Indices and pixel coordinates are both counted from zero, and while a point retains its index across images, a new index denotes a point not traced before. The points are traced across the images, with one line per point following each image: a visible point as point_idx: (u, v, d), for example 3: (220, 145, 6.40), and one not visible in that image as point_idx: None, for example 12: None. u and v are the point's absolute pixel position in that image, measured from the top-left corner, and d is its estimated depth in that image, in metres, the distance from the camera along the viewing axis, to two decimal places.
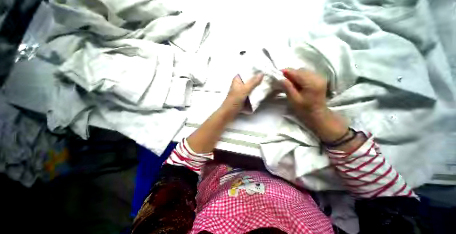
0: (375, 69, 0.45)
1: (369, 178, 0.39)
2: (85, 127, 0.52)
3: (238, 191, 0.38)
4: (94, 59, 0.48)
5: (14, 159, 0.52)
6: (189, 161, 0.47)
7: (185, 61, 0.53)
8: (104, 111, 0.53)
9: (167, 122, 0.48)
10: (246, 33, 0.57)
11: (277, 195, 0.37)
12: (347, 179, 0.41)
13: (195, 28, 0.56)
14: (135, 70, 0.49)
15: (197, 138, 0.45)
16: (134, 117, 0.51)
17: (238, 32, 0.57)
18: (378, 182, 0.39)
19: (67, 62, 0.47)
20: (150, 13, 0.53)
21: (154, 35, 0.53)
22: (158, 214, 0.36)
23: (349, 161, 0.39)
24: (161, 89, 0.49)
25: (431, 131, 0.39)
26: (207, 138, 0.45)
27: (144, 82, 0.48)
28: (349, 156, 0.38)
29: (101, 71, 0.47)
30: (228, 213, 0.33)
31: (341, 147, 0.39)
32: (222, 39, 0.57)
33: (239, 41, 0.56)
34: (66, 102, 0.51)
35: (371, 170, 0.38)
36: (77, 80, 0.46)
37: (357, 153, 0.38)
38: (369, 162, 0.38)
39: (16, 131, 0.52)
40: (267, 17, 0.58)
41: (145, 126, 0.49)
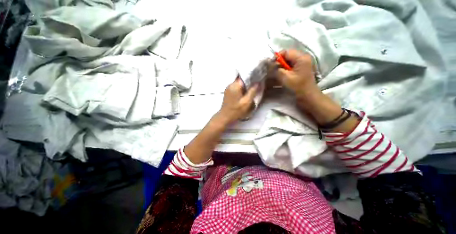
0: (355, 45, 0.43)
1: (370, 155, 0.38)
2: (82, 149, 0.52)
3: (237, 189, 0.38)
4: (78, 84, 0.49)
5: (22, 191, 0.53)
6: (189, 172, 0.47)
7: (167, 67, 0.53)
8: (96, 132, 0.53)
9: (160, 133, 0.49)
10: (222, 32, 0.56)
11: (275, 187, 0.37)
12: (347, 159, 0.40)
13: (171, 34, 0.56)
14: (120, 89, 0.49)
15: (194, 142, 0.44)
16: (127, 132, 0.51)
17: (215, 33, 0.56)
18: (378, 157, 0.38)
19: (51, 91, 0.47)
20: (123, 28, 0.53)
21: (131, 49, 0.53)
22: (157, 223, 0.41)
23: (347, 142, 0.37)
24: (147, 101, 0.49)
25: (425, 99, 0.40)
26: (204, 138, 0.44)
27: (130, 97, 0.48)
28: (344, 138, 0.37)
29: (88, 93, 0.47)
30: (226, 213, 0.33)
31: (337, 130, 0.38)
32: (199, 42, 0.56)
33: (218, 43, 0.55)
34: (59, 127, 0.51)
35: (371, 147, 0.37)
36: (65, 106, 0.47)
37: (354, 134, 0.36)
38: (368, 140, 0.37)
39: (20, 164, 0.54)
40: (241, 11, 0.57)
41: (139, 140, 0.50)
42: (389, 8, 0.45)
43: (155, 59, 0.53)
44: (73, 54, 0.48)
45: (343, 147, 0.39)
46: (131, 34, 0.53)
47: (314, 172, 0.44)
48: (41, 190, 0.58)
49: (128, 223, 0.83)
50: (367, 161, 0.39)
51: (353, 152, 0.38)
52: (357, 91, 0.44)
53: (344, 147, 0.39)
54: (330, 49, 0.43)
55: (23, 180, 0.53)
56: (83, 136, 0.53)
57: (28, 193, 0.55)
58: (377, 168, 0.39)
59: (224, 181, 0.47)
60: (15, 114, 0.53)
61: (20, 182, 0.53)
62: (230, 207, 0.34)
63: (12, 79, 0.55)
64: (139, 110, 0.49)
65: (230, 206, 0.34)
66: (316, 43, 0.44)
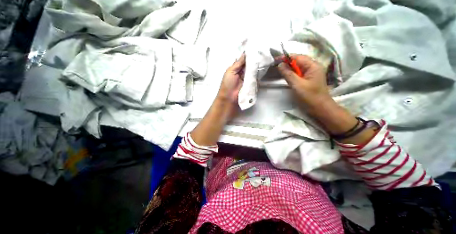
0: (387, 45, 0.41)
1: (386, 169, 0.37)
2: (97, 126, 0.53)
3: (244, 183, 0.39)
4: (96, 62, 0.49)
5: (37, 161, 0.55)
6: (193, 154, 0.47)
7: (183, 54, 0.52)
8: (112, 110, 0.54)
9: (171, 119, 0.49)
10: (243, 21, 0.54)
11: (284, 186, 0.37)
12: (361, 170, 0.39)
13: (190, 19, 0.54)
14: (134, 71, 0.49)
15: (200, 128, 0.45)
16: (141, 114, 0.51)
17: (236, 21, 0.54)
18: (394, 173, 0.37)
19: (70, 66, 0.47)
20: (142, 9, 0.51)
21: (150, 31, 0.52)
22: (163, 205, 0.43)
23: (361, 154, 0.37)
24: (162, 85, 0.49)
25: (452, 115, 0.39)
26: (208, 127, 0.45)
27: (143, 80, 0.48)
28: (359, 150, 0.36)
29: (106, 72, 0.47)
30: (235, 204, 0.33)
31: (351, 142, 0.37)
32: (219, 30, 0.55)
33: (238, 32, 0.53)
34: (75, 102, 0.51)
35: (388, 161, 0.36)
36: (82, 83, 0.47)
37: (369, 146, 0.36)
38: (394, 154, 0.36)
39: (36, 134, 0.55)
40: (264, 1, 0.55)
41: (151, 123, 0.50)
42: (424, 9, 0.42)
43: (172, 44, 0.53)
44: (92, 30, 0.48)
45: (358, 160, 0.38)
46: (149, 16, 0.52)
47: (324, 177, 0.44)
48: (54, 161, 0.59)
49: (129, 198, 0.89)
50: (382, 176, 0.38)
51: (368, 165, 0.37)
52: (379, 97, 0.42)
53: (359, 160, 0.38)
54: (356, 53, 0.40)
55: (38, 151, 0.55)
56: (98, 114, 0.54)
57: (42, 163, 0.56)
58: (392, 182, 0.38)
59: (230, 172, 0.47)
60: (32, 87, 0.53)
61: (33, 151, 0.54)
62: (238, 200, 0.34)
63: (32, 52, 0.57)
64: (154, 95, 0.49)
65: (238, 199, 0.34)
66: (340, 45, 0.42)
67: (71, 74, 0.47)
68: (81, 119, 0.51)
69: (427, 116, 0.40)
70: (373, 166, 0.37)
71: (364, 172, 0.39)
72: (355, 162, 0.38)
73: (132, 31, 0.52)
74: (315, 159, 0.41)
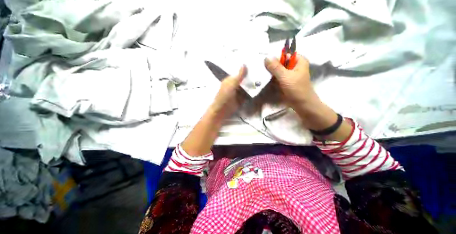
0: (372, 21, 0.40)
1: (365, 160, 0.37)
2: (78, 152, 0.51)
3: (238, 181, 0.38)
4: (26, 77, 0.46)
5: (22, 199, 0.55)
6: (187, 167, 0.44)
7: (161, 59, 0.47)
8: (91, 133, 0.50)
9: (138, 137, 0.47)
10: (214, 18, 0.49)
11: (309, 191, 0.33)
12: (342, 164, 0.40)
13: (154, 27, 0.49)
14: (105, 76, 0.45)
15: (192, 142, 0.42)
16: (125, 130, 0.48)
17: (210, 18, 0.49)
18: (384, 163, 0.36)
19: (30, 70, 0.46)
20: (114, 18, 0.47)
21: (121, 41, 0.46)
22: (170, 206, 0.37)
23: (343, 150, 0.38)
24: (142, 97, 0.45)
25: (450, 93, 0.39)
26: (199, 142, 0.42)
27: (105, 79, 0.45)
28: (341, 146, 0.37)
29: (75, 93, 0.44)
30: (223, 206, 0.32)
31: (337, 138, 0.37)
32: (200, 28, 0.49)
33: (211, 25, 0.49)
34: (52, 132, 0.50)
35: (365, 153, 0.36)
36: (56, 108, 0.44)
37: (351, 141, 0.36)
38: (362, 147, 0.36)
39: (16, 173, 0.54)
40: None
41: None
42: None
43: (146, 53, 0.47)
44: (59, 52, 0.44)
45: (339, 155, 0.39)
46: (117, 26, 0.47)
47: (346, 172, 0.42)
48: (40, 197, 0.59)
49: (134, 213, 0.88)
50: (362, 157, 0.37)
51: (350, 158, 0.38)
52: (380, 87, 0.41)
53: (340, 155, 0.39)
54: (357, 43, 0.43)
55: (21, 189, 0.54)
56: (78, 139, 0.52)
57: (28, 200, 0.56)
58: (369, 171, 0.37)
59: (227, 172, 0.46)
60: (22, 117, 0.50)
61: (17, 191, 0.53)
62: (231, 199, 0.33)
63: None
64: (135, 107, 0.45)
65: (233, 197, 0.33)
66: (345, 44, 0.43)
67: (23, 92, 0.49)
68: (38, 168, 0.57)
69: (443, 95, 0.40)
70: (361, 162, 0.37)
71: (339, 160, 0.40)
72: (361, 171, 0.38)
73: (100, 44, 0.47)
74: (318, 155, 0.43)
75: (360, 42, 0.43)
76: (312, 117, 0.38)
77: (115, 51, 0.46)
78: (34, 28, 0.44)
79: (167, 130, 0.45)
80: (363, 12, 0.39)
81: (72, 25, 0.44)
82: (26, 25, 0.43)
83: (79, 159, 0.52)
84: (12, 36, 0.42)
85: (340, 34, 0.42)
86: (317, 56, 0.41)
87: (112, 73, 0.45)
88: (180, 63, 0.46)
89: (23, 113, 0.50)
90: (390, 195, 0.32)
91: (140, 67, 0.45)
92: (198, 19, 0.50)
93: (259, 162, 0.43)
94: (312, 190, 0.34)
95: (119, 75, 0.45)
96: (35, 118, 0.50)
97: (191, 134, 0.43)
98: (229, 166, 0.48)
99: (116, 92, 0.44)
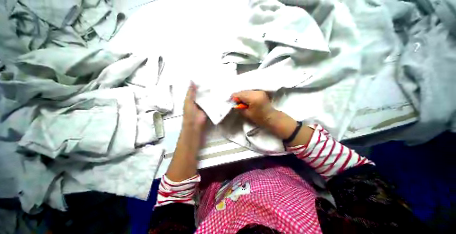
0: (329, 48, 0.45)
1: (331, 159, 0.40)
2: (61, 197, 0.49)
3: (226, 202, 0.38)
4: (14, 121, 0.48)
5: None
6: (175, 196, 0.44)
7: (147, 94, 0.50)
8: (76, 173, 0.50)
9: (126, 171, 0.47)
10: (192, 53, 0.54)
11: (296, 197, 0.33)
12: (315, 166, 0.43)
13: (140, 67, 0.53)
14: (94, 114, 0.47)
15: (174, 171, 0.42)
16: (111, 167, 0.47)
17: (189, 54, 0.54)
18: (348, 159, 0.40)
19: (19, 115, 0.48)
20: (101, 63, 0.51)
21: (109, 80, 0.50)
22: None
23: (309, 152, 0.41)
24: (127, 130, 0.46)
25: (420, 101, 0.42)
26: (181, 170, 0.41)
27: (98, 115, 0.47)
28: (307, 148, 0.40)
29: (62, 133, 0.46)
30: (215, 229, 0.32)
31: (302, 142, 0.40)
32: (182, 63, 0.54)
33: (190, 59, 0.53)
34: (35, 176, 0.49)
35: (328, 153, 0.40)
36: (42, 149, 0.45)
37: (313, 143, 0.40)
38: (323, 147, 0.40)
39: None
40: (218, 25, 0.56)
41: (124, 174, 0.47)
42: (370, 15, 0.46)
43: (134, 89, 0.50)
44: (50, 95, 0.47)
45: (311, 158, 0.41)
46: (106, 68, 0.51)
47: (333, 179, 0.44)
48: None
49: None
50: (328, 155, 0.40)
51: (319, 159, 0.41)
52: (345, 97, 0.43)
53: (312, 157, 0.41)
54: (307, 68, 0.46)
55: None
56: (61, 183, 0.50)
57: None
58: (338, 168, 0.41)
59: (218, 195, 0.45)
60: (4, 162, 0.50)
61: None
62: (220, 221, 0.33)
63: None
64: (121, 140, 0.46)
65: (222, 219, 0.33)
66: (298, 70, 0.46)
67: (7, 137, 0.50)
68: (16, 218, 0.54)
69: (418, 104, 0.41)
70: (329, 160, 0.41)
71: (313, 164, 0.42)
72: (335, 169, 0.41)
73: (89, 85, 0.50)
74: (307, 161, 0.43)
75: (308, 67, 0.46)
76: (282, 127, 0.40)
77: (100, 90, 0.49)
78: (27, 75, 0.47)
79: (155, 161, 0.45)
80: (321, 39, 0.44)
81: (62, 71, 0.48)
82: (19, 72, 0.47)
83: (60, 205, 0.50)
84: (4, 83, 0.45)
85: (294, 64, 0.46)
86: (271, 84, 0.43)
87: (98, 110, 0.47)
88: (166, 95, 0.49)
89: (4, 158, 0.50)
90: (364, 190, 0.34)
91: (125, 101, 0.48)
92: (178, 56, 0.54)
93: (247, 178, 0.44)
94: (297, 195, 0.34)
95: (105, 111, 0.47)
96: (17, 163, 0.50)
97: (171, 164, 0.42)
98: (221, 187, 0.48)
99: (102, 127, 0.46)
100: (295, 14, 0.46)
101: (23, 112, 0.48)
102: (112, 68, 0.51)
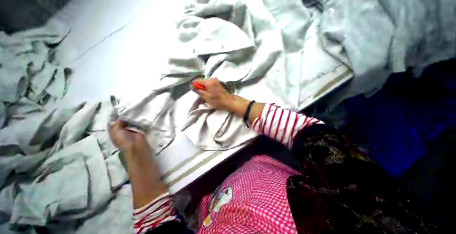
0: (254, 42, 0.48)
1: (285, 124, 0.40)
2: None
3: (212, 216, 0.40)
4: None
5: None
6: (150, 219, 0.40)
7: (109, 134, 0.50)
8: None
9: (115, 215, 0.47)
10: (141, 76, 0.55)
11: (270, 188, 0.35)
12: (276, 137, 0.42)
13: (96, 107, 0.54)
14: (66, 172, 0.48)
15: (140, 194, 0.43)
16: (100, 216, 0.48)
17: (138, 78, 0.55)
18: (296, 121, 0.39)
19: None
20: (59, 121, 0.52)
21: (70, 135, 0.51)
22: None
23: (265, 122, 0.41)
24: (101, 176, 0.47)
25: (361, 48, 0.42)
26: (142, 191, 0.43)
27: (70, 173, 0.47)
28: (261, 118, 0.41)
29: (44, 200, 0.46)
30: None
31: (257, 113, 0.43)
32: (134, 88, 0.54)
33: (140, 82, 0.54)
34: None
35: (279, 119, 0.40)
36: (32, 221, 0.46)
37: (265, 113, 0.41)
38: (273, 116, 0.40)
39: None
40: (156, 43, 0.58)
41: (114, 219, 0.47)
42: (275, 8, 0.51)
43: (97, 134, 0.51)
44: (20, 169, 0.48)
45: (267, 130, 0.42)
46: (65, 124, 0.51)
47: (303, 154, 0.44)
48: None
49: None
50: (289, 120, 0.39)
51: (275, 128, 0.41)
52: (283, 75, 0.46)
53: (269, 130, 0.41)
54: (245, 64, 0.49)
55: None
56: None
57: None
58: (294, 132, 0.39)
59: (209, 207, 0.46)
60: None
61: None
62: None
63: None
64: (98, 188, 0.46)
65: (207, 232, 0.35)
66: (239, 68, 0.49)
67: None
68: None
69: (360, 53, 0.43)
70: (291, 123, 0.39)
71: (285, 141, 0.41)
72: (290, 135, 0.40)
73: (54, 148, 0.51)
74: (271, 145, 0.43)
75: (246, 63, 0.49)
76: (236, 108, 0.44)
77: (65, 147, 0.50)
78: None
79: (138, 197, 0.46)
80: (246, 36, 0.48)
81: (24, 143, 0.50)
82: None
83: None
84: None
85: (233, 63, 0.49)
86: (229, 76, 0.47)
87: (68, 168, 0.48)
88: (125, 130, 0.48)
89: None
90: (318, 151, 0.32)
91: (90, 150, 0.49)
92: (129, 83, 0.55)
93: (229, 181, 0.47)
94: (270, 185, 0.36)
95: (74, 166, 0.48)
96: None
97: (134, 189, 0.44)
98: (211, 198, 0.49)
99: (77, 182, 0.46)
100: (215, 25, 0.50)
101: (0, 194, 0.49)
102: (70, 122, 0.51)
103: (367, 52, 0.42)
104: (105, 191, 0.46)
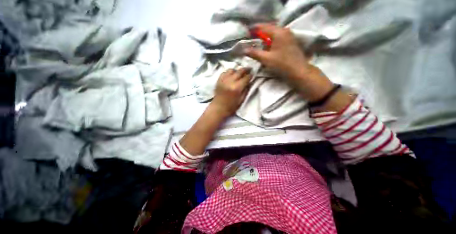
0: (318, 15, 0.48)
1: (362, 126, 0.43)
2: (91, 161, 0.56)
3: (233, 181, 0.44)
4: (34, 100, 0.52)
5: (47, 204, 0.51)
6: (186, 166, 0.50)
7: (149, 71, 0.53)
8: (100, 142, 0.57)
9: (143, 143, 0.53)
10: (185, 23, 0.57)
11: (302, 193, 0.40)
12: (341, 142, 0.46)
13: (139, 41, 0.55)
14: (106, 92, 0.51)
15: (193, 141, 0.49)
16: (128, 139, 0.54)
17: (182, 24, 0.57)
18: (371, 127, 0.43)
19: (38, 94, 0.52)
20: (104, 40, 0.54)
21: (115, 57, 0.52)
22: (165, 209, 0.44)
23: (341, 122, 0.43)
24: (138, 108, 0.51)
25: None
26: (200, 143, 0.49)
27: (111, 94, 0.51)
28: (340, 116, 0.43)
29: (82, 109, 0.51)
30: (223, 207, 0.38)
31: (331, 110, 0.44)
32: (178, 36, 0.56)
33: (183, 28, 0.56)
34: (66, 145, 0.55)
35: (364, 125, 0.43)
36: (64, 124, 0.51)
37: (349, 112, 0.43)
38: (362, 122, 0.43)
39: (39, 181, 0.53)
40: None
41: (140, 147, 0.53)
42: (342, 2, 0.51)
43: (140, 66, 0.54)
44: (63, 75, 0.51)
45: (339, 130, 0.44)
46: (111, 45, 0.53)
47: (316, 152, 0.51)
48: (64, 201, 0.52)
49: None
50: (339, 115, 0.43)
51: (347, 135, 0.44)
52: None
53: (341, 130, 0.44)
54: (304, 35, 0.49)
55: (43, 194, 0.52)
56: (89, 149, 0.57)
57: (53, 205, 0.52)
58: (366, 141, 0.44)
59: (226, 172, 0.52)
60: (35, 134, 0.55)
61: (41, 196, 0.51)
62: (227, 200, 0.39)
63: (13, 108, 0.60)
64: (132, 118, 0.51)
65: (231, 200, 0.40)
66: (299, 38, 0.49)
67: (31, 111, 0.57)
68: None
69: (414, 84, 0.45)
70: (340, 118, 0.43)
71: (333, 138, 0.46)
72: (356, 142, 0.45)
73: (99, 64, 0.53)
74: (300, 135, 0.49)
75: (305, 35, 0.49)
76: (305, 87, 0.46)
77: (108, 69, 0.52)
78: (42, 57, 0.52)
79: (167, 136, 0.52)
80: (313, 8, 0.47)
81: (71, 51, 0.51)
82: None
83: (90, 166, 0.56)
84: None
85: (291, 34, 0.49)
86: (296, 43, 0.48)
87: (109, 89, 0.52)
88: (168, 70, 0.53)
89: (27, 130, 0.55)
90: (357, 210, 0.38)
91: (132, 80, 0.52)
92: (173, 28, 0.57)
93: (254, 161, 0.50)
94: (301, 191, 0.41)
95: (115, 89, 0.51)
96: (42, 134, 0.55)
97: (187, 134, 0.50)
98: (228, 165, 0.55)
99: (116, 105, 0.50)
100: None
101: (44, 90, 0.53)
102: (116, 43, 0.53)
103: None
104: (140, 121, 0.51)
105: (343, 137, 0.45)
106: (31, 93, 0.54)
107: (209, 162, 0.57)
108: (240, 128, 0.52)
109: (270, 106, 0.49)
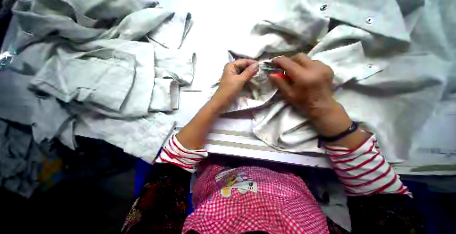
0: (355, 45, 0.44)
1: (371, 164, 0.40)
2: (72, 137, 0.49)
3: (231, 189, 0.39)
4: (28, 54, 0.46)
5: (10, 172, 0.52)
6: (180, 159, 0.45)
7: (163, 53, 0.50)
8: (87, 120, 0.50)
9: (139, 130, 0.47)
10: (213, 18, 0.55)
11: (304, 212, 0.36)
12: (347, 176, 0.42)
13: (162, 25, 0.53)
14: (112, 66, 0.46)
15: (187, 133, 0.44)
16: (121, 124, 0.48)
17: (211, 18, 0.55)
18: (379, 165, 0.40)
19: (32, 49, 0.46)
20: (123, 9, 0.49)
21: (131, 33, 0.49)
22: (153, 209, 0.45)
23: (350, 159, 0.40)
24: (142, 92, 0.47)
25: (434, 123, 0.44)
26: (193, 135, 0.44)
27: (117, 69, 0.46)
28: (350, 153, 0.40)
29: (78, 80, 0.44)
30: (219, 217, 0.34)
31: (344, 144, 0.40)
32: (203, 29, 0.55)
33: (210, 23, 0.55)
34: (47, 113, 0.47)
35: (374, 167, 0.40)
36: (53, 91, 0.44)
37: (359, 151, 0.39)
38: (372, 159, 0.39)
39: (7, 144, 0.52)
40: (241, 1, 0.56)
41: (133, 134, 0.47)
42: (393, 41, 0.45)
43: (156, 48, 0.51)
44: (66, 34, 0.45)
45: (346, 165, 0.41)
46: (130, 17, 0.49)
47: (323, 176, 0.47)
48: (28, 172, 0.55)
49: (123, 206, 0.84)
50: (351, 152, 0.40)
51: (356, 170, 0.41)
52: (355, 96, 0.48)
53: (348, 166, 0.41)
54: (339, 63, 0.45)
55: (11, 162, 0.52)
56: (73, 124, 0.50)
57: (16, 174, 0.53)
58: (371, 178, 0.40)
59: (219, 178, 0.47)
60: (19, 91, 0.49)
61: (6, 163, 0.51)
62: (225, 210, 0.35)
63: (3, 54, 0.54)
64: (133, 101, 0.46)
65: (227, 208, 0.35)
66: (332, 62, 0.45)
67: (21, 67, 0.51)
68: (23, 146, 0.54)
69: (435, 132, 0.44)
70: (350, 155, 0.40)
71: (342, 172, 0.43)
72: (362, 181, 0.41)
73: (110, 33, 0.50)
74: (311, 160, 0.45)
75: (339, 64, 0.45)
76: (321, 119, 0.41)
77: (120, 40, 0.49)
78: (48, 8, 0.45)
79: (168, 129, 0.47)
80: (353, 35, 0.44)
81: (83, 11, 0.45)
82: (36, 3, 0.43)
83: (70, 142, 0.49)
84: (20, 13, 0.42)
85: (324, 54, 0.45)
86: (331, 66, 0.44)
87: (115, 63, 0.46)
88: (186, 58, 0.50)
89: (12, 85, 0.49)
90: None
91: (144, 61, 0.48)
92: (200, 20, 0.56)
93: (252, 172, 0.45)
94: (303, 209, 0.37)
95: (121, 65, 0.47)
96: (25, 94, 0.48)
97: (187, 124, 0.46)
98: (221, 172, 0.49)
99: (120, 81, 0.45)
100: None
101: (40, 46, 0.47)
102: (136, 16, 0.49)
103: (442, 134, 0.44)
104: (144, 106, 0.46)
105: (349, 173, 0.42)
106: (24, 46, 0.48)
107: (203, 165, 0.54)
108: (248, 138, 0.47)
109: (291, 128, 0.44)
